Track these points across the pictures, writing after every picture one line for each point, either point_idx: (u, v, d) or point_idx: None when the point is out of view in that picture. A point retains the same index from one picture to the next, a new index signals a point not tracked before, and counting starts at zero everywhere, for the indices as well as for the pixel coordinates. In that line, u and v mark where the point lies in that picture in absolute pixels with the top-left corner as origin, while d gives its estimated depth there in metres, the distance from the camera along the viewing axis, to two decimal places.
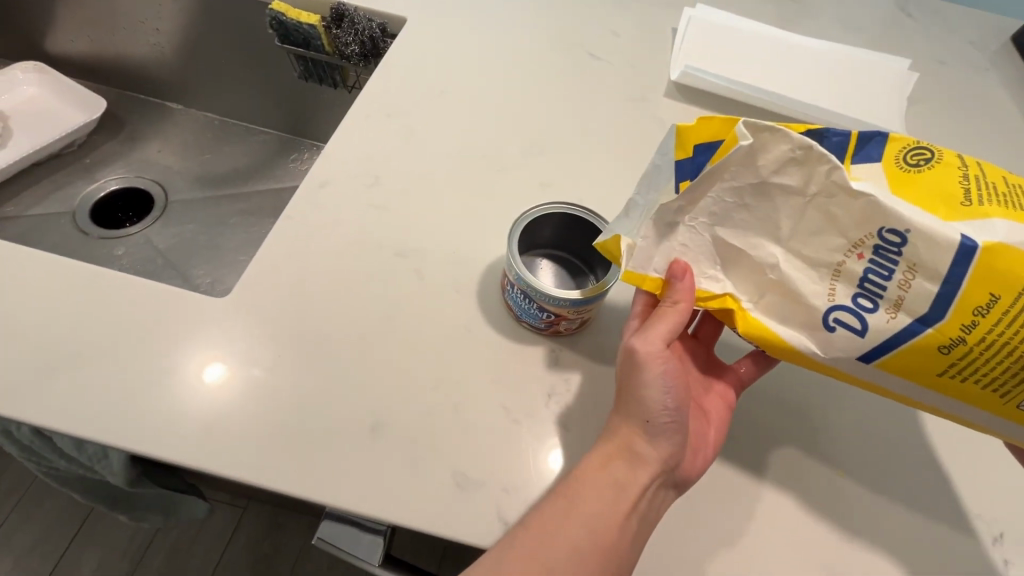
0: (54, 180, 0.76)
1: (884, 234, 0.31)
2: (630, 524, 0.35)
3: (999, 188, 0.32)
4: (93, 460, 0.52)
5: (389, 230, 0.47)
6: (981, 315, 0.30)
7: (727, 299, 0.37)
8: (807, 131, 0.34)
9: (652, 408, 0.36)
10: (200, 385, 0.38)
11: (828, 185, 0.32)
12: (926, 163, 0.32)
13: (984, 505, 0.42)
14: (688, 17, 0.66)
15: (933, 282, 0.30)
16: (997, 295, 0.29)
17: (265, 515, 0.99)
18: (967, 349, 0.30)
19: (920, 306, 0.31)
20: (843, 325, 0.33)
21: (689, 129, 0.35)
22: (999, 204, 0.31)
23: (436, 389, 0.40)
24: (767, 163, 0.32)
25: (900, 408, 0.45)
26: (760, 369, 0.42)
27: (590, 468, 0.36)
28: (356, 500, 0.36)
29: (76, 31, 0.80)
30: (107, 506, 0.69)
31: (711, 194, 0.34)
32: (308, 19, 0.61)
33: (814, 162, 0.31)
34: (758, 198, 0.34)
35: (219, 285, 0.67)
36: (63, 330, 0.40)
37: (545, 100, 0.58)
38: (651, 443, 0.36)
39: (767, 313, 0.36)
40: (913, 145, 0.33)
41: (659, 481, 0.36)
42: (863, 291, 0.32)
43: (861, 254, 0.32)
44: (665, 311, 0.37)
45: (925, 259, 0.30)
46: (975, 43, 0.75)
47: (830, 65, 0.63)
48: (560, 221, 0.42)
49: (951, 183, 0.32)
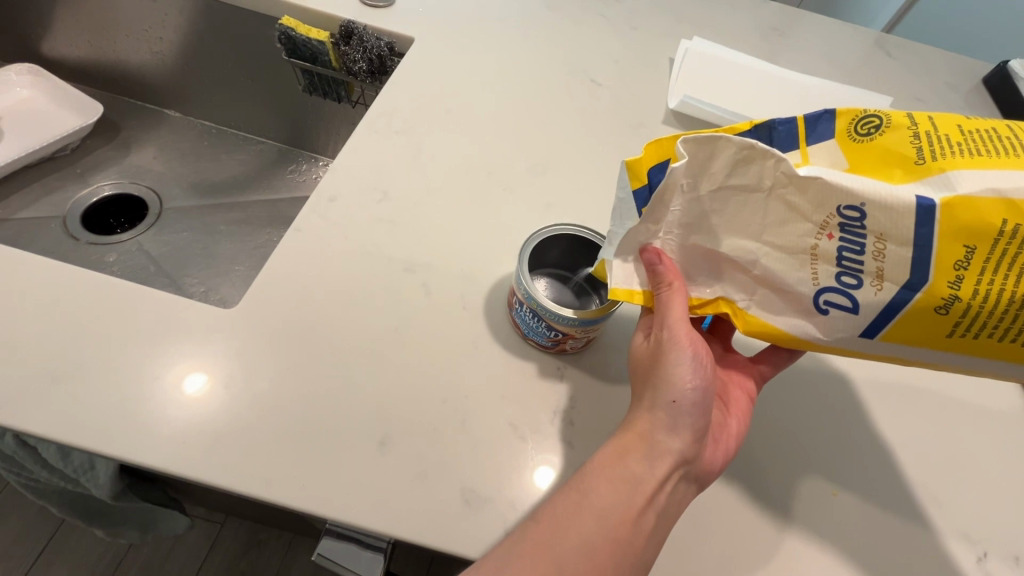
0: (45, 183, 0.74)
1: (843, 212, 0.32)
2: (647, 519, 0.35)
3: (953, 137, 0.31)
4: (78, 473, 0.50)
5: (396, 245, 0.48)
6: (963, 268, 0.30)
7: (720, 302, 0.39)
8: (757, 127, 0.35)
9: (675, 396, 0.36)
10: (182, 399, 0.38)
11: (778, 177, 0.32)
12: (876, 130, 0.33)
13: (968, 523, 0.43)
14: (684, 48, 0.69)
15: (906, 247, 0.31)
16: (972, 246, 0.30)
17: (245, 531, 0.96)
18: (964, 305, 0.30)
19: (900, 272, 0.31)
20: (835, 306, 0.34)
21: (638, 159, 0.35)
22: (955, 155, 0.31)
23: (440, 402, 0.40)
24: (717, 170, 0.34)
25: (885, 426, 0.47)
26: (780, 364, 0.44)
27: (607, 460, 0.36)
28: (360, 515, 0.36)
29: (73, 35, 0.79)
30: (85, 521, 0.67)
31: (676, 208, 0.36)
32: (318, 35, 0.62)
33: (760, 158, 0.32)
34: (723, 201, 0.35)
35: (212, 294, 0.66)
36: (61, 337, 0.39)
37: (548, 122, 0.60)
38: (671, 435, 0.36)
39: (763, 309, 0.37)
40: (862, 114, 0.34)
41: (676, 474, 0.36)
42: (844, 269, 0.33)
43: (830, 235, 0.33)
44: (667, 296, 0.37)
45: (889, 228, 0.31)
46: (951, 84, 0.80)
47: (817, 97, 0.66)
48: (569, 244, 0.43)
49: (902, 145, 0.32)
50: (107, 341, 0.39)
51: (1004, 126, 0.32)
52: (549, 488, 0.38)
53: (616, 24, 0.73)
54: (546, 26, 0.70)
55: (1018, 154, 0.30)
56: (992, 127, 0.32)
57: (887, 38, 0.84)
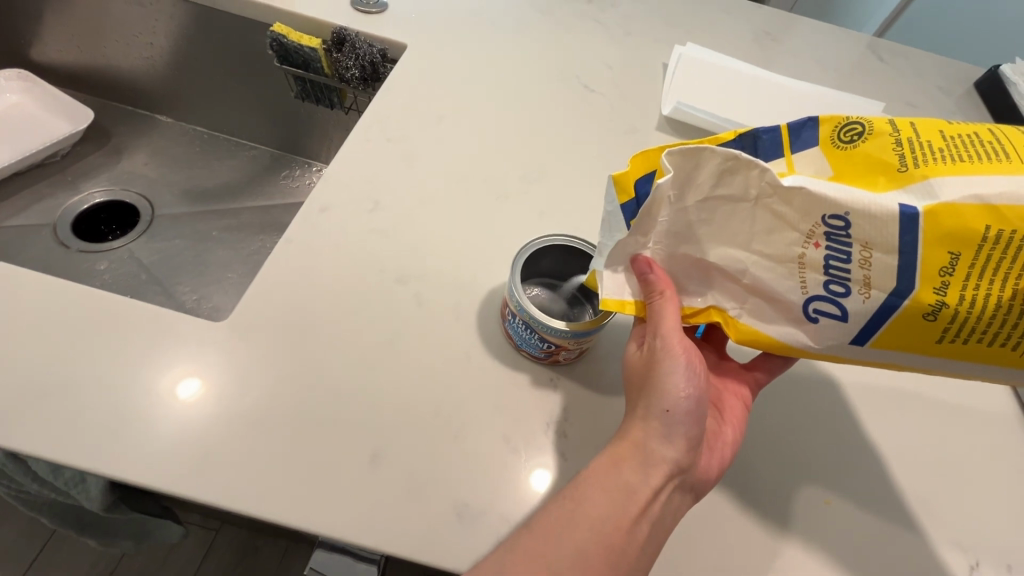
0: (35, 190, 0.74)
1: (828, 221, 0.32)
2: (641, 528, 0.34)
3: (936, 143, 0.31)
4: (69, 486, 0.49)
5: (389, 256, 0.47)
6: (949, 274, 0.30)
7: (711, 311, 0.38)
8: (741, 137, 0.35)
9: (670, 405, 0.36)
10: (176, 402, 0.38)
11: (764, 186, 0.32)
12: (858, 137, 0.33)
13: (960, 531, 0.43)
14: (677, 53, 0.69)
15: (891, 255, 0.31)
16: (956, 251, 0.29)
17: (239, 538, 0.96)
18: (952, 311, 0.30)
19: (887, 280, 0.31)
20: (825, 314, 0.34)
21: (624, 174, 0.35)
22: (938, 162, 0.30)
23: (432, 415, 0.40)
24: (702, 181, 0.33)
25: (878, 435, 0.47)
26: (775, 371, 0.44)
27: (601, 468, 0.35)
28: (351, 531, 0.36)
29: (62, 40, 0.78)
30: (76, 531, 0.66)
31: (663, 219, 0.35)
32: (309, 42, 0.62)
33: (745, 168, 0.32)
34: (709, 211, 0.35)
35: (205, 302, 0.66)
36: (48, 352, 0.39)
37: (541, 129, 0.60)
38: (666, 444, 0.36)
39: (755, 317, 0.37)
40: (845, 121, 0.33)
41: (671, 484, 0.36)
42: (832, 277, 0.33)
43: (817, 243, 0.32)
44: (659, 304, 0.37)
45: (874, 236, 0.31)
46: (943, 89, 0.80)
47: (809, 103, 0.67)
48: (562, 253, 0.43)
49: (884, 152, 0.32)
50: (96, 355, 0.39)
51: (987, 130, 0.31)
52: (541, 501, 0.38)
53: (610, 30, 0.73)
54: (540, 32, 0.70)
55: (1000, 159, 0.29)
56: (975, 131, 0.31)
57: (880, 42, 0.84)
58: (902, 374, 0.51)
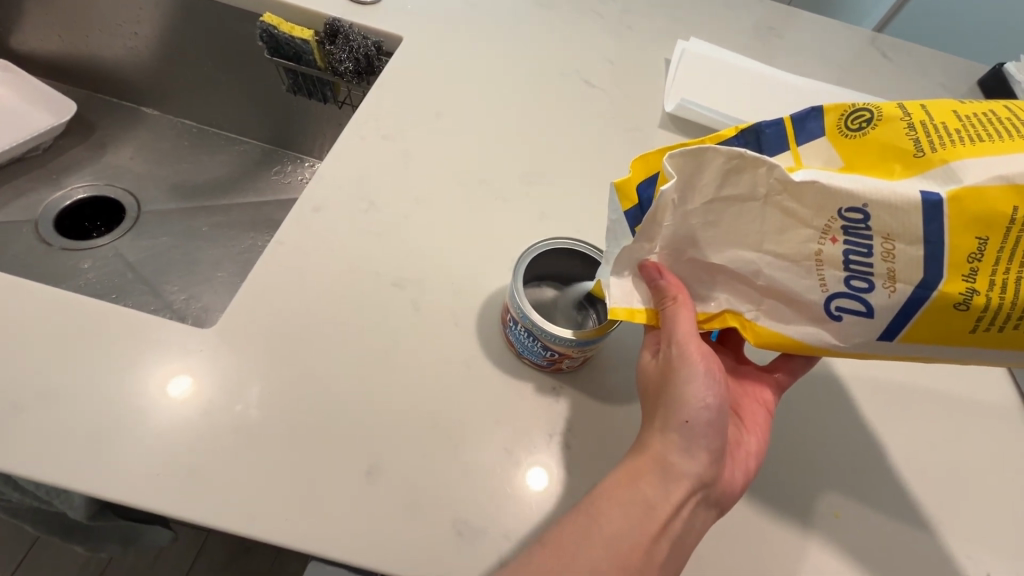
0: (16, 186, 0.71)
1: (845, 215, 0.30)
2: (661, 547, 0.33)
3: (950, 124, 0.30)
4: (51, 495, 0.46)
5: (386, 260, 0.45)
6: (977, 260, 0.29)
7: (727, 316, 0.36)
8: (744, 132, 0.34)
9: (690, 415, 0.35)
10: (164, 401, 0.37)
11: (772, 184, 0.31)
12: (867, 124, 0.31)
13: (977, 541, 0.42)
14: (680, 49, 0.67)
15: (916, 246, 0.29)
16: (984, 236, 0.28)
17: (230, 541, 0.94)
18: (984, 298, 0.29)
19: (913, 272, 0.30)
20: (849, 311, 0.32)
21: (625, 180, 0.34)
22: (956, 143, 0.29)
23: (431, 424, 0.39)
24: (707, 181, 0.32)
25: (892, 442, 0.46)
26: (797, 371, 0.43)
27: (618, 483, 0.34)
28: (350, 547, 0.34)
29: (42, 29, 0.75)
30: (61, 537, 0.64)
31: (667, 225, 0.34)
32: (301, 34, 0.60)
33: (752, 167, 0.31)
34: (717, 212, 0.33)
35: (194, 302, 0.64)
36: (26, 362, 0.37)
37: (541, 126, 0.58)
38: (686, 456, 0.35)
39: (772, 318, 0.35)
40: (851, 109, 0.32)
41: (694, 499, 0.35)
42: (853, 273, 0.31)
43: (834, 238, 0.31)
44: (673, 311, 0.35)
45: (896, 227, 0.29)
46: (946, 86, 0.79)
47: (814, 98, 0.65)
48: (568, 257, 0.42)
49: (897, 138, 0.30)
50: (77, 366, 0.37)
51: (1000, 108, 0.30)
52: (545, 517, 0.37)
53: (610, 23, 0.71)
54: (540, 26, 0.68)
55: (1019, 137, 0.28)
56: (988, 110, 0.30)
57: (884, 38, 0.82)
58: (911, 373, 0.50)
